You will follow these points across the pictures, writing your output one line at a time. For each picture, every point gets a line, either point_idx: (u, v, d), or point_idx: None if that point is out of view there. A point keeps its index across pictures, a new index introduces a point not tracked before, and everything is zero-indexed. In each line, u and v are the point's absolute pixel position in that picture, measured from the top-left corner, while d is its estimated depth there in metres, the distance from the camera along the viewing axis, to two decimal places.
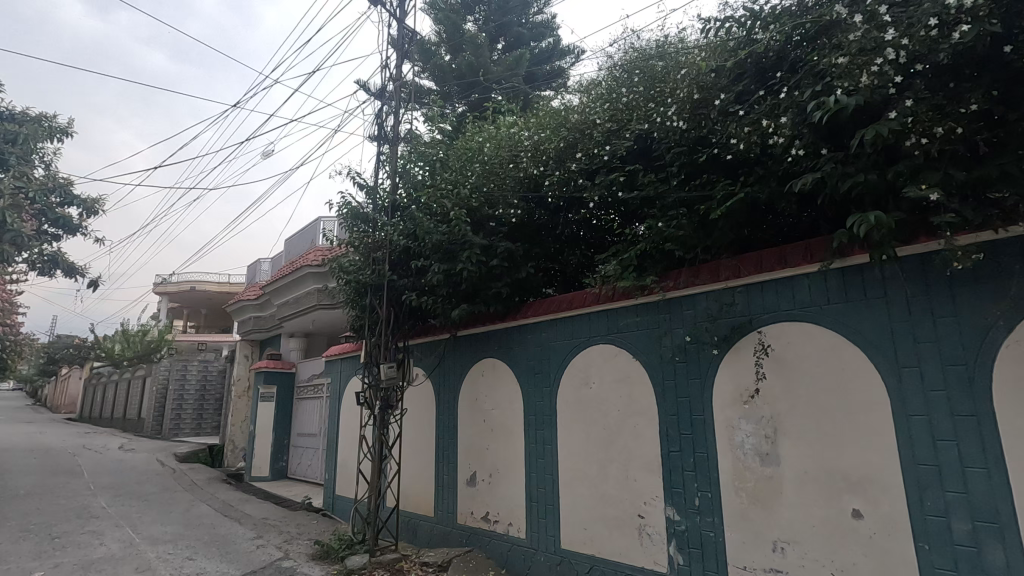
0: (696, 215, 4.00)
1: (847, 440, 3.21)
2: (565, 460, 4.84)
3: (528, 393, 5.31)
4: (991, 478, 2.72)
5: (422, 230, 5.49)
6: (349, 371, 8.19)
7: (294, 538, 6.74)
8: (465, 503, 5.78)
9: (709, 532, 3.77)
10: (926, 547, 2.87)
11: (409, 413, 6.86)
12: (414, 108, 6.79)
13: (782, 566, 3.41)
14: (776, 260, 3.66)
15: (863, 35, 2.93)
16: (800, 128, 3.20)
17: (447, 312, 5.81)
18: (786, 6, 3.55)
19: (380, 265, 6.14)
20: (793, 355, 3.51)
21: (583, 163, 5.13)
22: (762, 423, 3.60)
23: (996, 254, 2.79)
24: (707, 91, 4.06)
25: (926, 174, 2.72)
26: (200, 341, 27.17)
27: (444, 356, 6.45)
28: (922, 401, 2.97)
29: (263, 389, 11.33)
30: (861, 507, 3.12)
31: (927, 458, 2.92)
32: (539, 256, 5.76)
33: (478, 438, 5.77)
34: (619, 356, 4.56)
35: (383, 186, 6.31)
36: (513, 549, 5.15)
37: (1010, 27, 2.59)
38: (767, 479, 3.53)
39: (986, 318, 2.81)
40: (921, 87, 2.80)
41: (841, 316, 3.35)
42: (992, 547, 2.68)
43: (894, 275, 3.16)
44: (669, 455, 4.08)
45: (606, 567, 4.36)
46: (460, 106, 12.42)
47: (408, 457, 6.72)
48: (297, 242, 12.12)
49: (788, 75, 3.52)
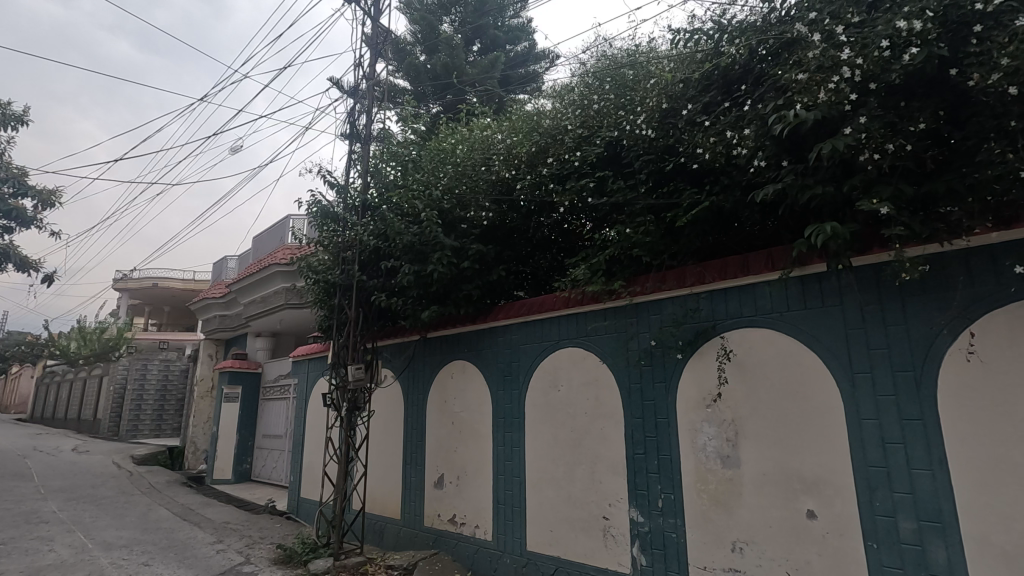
0: (664, 222, 4.11)
1: (804, 443, 3.31)
2: (533, 462, 4.88)
3: (497, 395, 5.33)
4: (935, 478, 2.85)
5: (394, 230, 5.49)
6: (317, 373, 8.07)
7: (256, 542, 6.61)
8: (432, 505, 5.76)
9: (672, 533, 3.85)
10: (874, 546, 2.99)
11: (378, 415, 6.79)
12: (387, 107, 6.74)
13: (741, 565, 3.49)
14: (739, 267, 3.76)
15: (821, 54, 3.02)
16: (763, 140, 3.30)
17: (416, 313, 5.79)
18: (751, 21, 3.66)
19: (350, 266, 6.08)
20: (754, 360, 3.61)
21: (554, 168, 5.18)
22: (723, 426, 3.69)
23: (943, 266, 2.94)
24: (675, 101, 4.16)
25: (879, 188, 2.83)
26: (162, 339, 26.40)
27: (413, 357, 6.41)
28: (873, 405, 3.10)
29: (227, 390, 11.08)
30: (815, 507, 3.23)
31: (877, 460, 3.04)
32: (510, 258, 5.82)
33: (446, 440, 5.76)
34: (587, 359, 4.62)
35: (354, 186, 6.26)
36: (479, 551, 5.16)
37: (956, 52, 2.74)
38: (727, 481, 3.62)
39: (933, 326, 2.95)
40: (874, 105, 2.88)
41: (800, 322, 3.46)
42: (935, 546, 2.81)
43: (849, 283, 3.28)
44: (634, 458, 4.15)
45: (571, 568, 4.39)
46: (435, 106, 12.39)
47: (376, 460, 6.67)
48: (266, 239, 11.89)
49: (752, 88, 3.63)
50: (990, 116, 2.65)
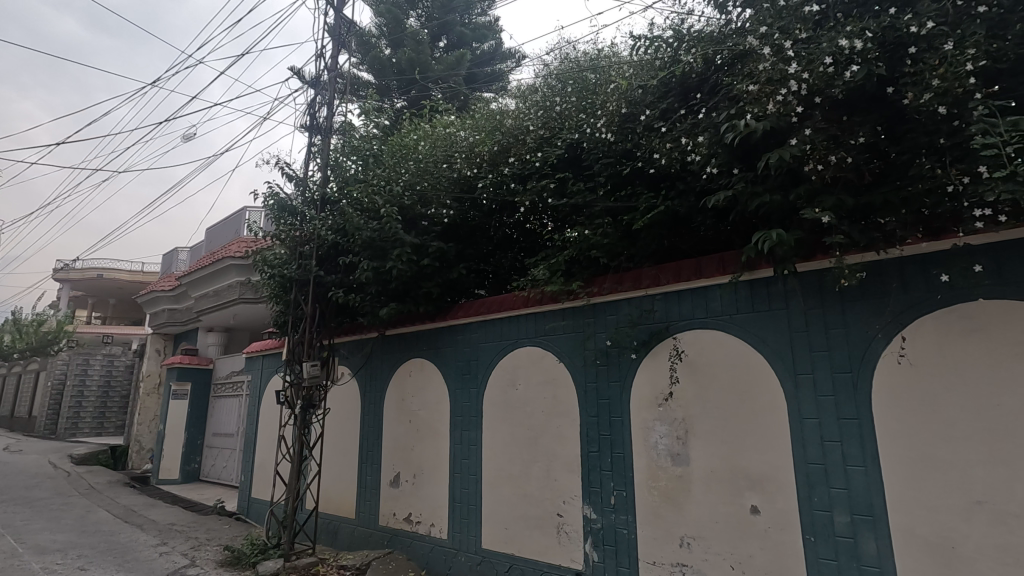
0: (621, 225, 4.19)
1: (749, 441, 3.44)
2: (489, 460, 4.90)
3: (455, 394, 5.32)
4: (868, 474, 3.00)
5: (353, 226, 5.38)
6: (271, 370, 7.86)
7: (203, 544, 6.40)
8: (388, 504, 5.71)
9: (624, 529, 3.93)
10: (812, 539, 3.13)
11: (334, 413, 6.68)
12: (349, 100, 6.62)
13: (688, 560, 3.59)
14: (692, 270, 3.87)
15: (770, 66, 3.12)
16: (716, 148, 3.40)
17: (375, 310, 5.72)
18: (707, 32, 3.77)
19: (307, 260, 5.96)
20: (705, 361, 3.73)
21: (516, 168, 5.21)
22: (675, 424, 3.78)
23: (879, 274, 3.10)
24: (634, 106, 4.24)
25: (822, 198, 2.96)
26: (106, 333, 25.18)
27: (371, 355, 6.33)
28: (814, 405, 3.24)
29: (176, 387, 10.67)
30: (759, 503, 3.35)
31: (816, 457, 3.18)
32: (470, 257, 5.80)
33: (403, 438, 5.71)
34: (545, 358, 4.67)
35: (313, 179, 6.13)
36: (434, 549, 5.14)
37: (894, 71, 2.89)
38: (677, 478, 3.72)
39: (869, 330, 3.11)
40: (819, 118, 3.00)
41: (748, 324, 3.58)
42: (867, 538, 2.96)
43: (795, 288, 3.42)
44: (588, 456, 4.22)
45: (526, 566, 4.43)
46: (399, 102, 12.25)
47: (331, 459, 6.56)
48: (220, 231, 11.50)
49: (707, 97, 3.74)
50: (923, 133, 2.82)
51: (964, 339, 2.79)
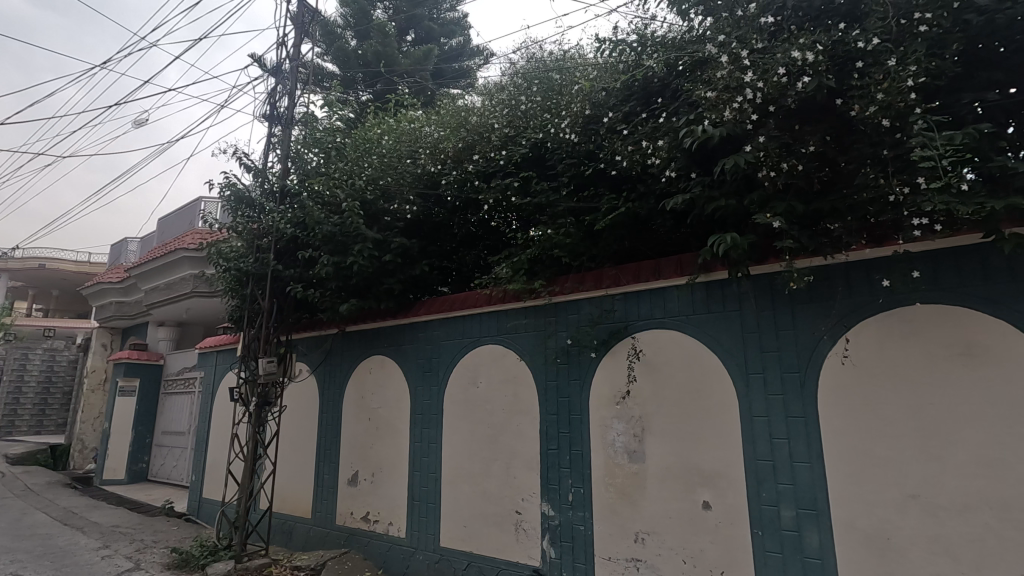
0: (584, 225, 4.24)
1: (702, 438, 3.54)
2: (449, 458, 4.88)
3: (416, 391, 5.27)
4: (813, 470, 3.13)
5: (313, 219, 5.31)
6: (225, 366, 7.62)
7: (149, 546, 6.15)
8: (345, 503, 5.62)
9: (580, 525, 3.99)
10: (759, 533, 3.24)
11: (290, 411, 6.53)
12: (312, 91, 6.47)
13: (642, 555, 3.67)
14: (651, 271, 3.94)
15: (728, 74, 3.21)
16: (675, 152, 3.48)
17: (335, 306, 5.62)
18: (670, 38, 3.85)
19: (265, 254, 5.78)
20: (662, 359, 3.81)
21: (480, 166, 5.21)
22: (632, 422, 3.85)
23: (827, 278, 3.22)
24: (597, 108, 4.30)
25: (774, 203, 3.06)
26: (48, 326, 23.91)
27: (330, 351, 6.22)
28: (764, 403, 3.35)
29: (123, 383, 10.22)
30: (710, 499, 3.45)
31: (765, 454, 3.29)
32: (434, 253, 5.78)
33: (362, 436, 5.63)
34: (506, 356, 4.68)
35: (272, 170, 5.97)
36: (392, 548, 5.09)
37: (842, 83, 3.02)
38: (633, 474, 3.79)
39: (816, 332, 3.23)
40: (773, 126, 3.10)
41: (703, 325, 3.68)
42: (810, 531, 3.08)
43: (747, 291, 3.53)
44: (547, 453, 4.25)
45: (484, 563, 4.44)
46: (364, 95, 12.05)
47: (287, 458, 6.41)
48: (173, 222, 11.07)
49: (667, 102, 3.83)
50: (868, 144, 2.94)
51: (904, 341, 2.94)
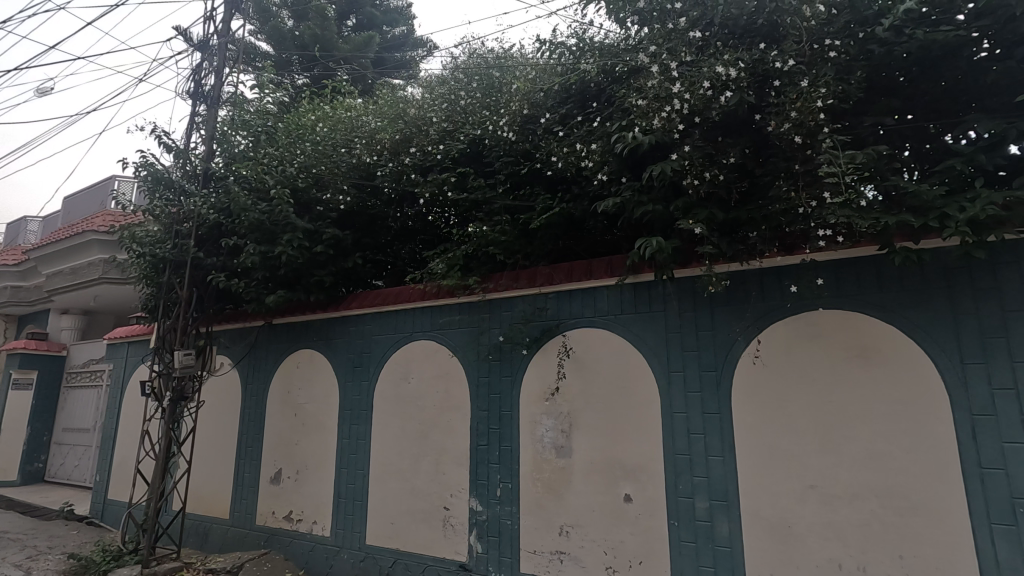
0: (519, 224, 4.31)
1: (626, 433, 3.67)
2: (377, 455, 4.80)
3: (345, 386, 5.15)
4: (725, 464, 3.31)
5: (238, 206, 4.98)
6: (137, 358, 7.12)
7: (43, 553, 5.66)
8: (266, 502, 5.40)
9: (507, 520, 4.03)
10: (675, 524, 3.40)
11: (209, 407, 6.20)
12: (242, 70, 6.12)
13: (566, 547, 3.76)
14: (583, 271, 4.03)
15: (658, 84, 3.33)
16: (607, 156, 3.59)
17: (261, 297, 5.38)
18: (607, 44, 3.94)
19: (185, 240, 5.41)
20: (590, 357, 3.92)
21: (417, 159, 5.13)
22: (561, 418, 3.93)
23: (743, 283, 3.42)
24: (536, 108, 4.35)
25: (697, 210, 3.22)
26: None
27: (255, 344, 5.95)
28: (684, 400, 3.51)
29: (17, 376, 9.34)
30: (631, 492, 3.58)
31: (682, 449, 3.46)
32: (368, 246, 5.66)
33: (287, 432, 5.43)
34: (438, 352, 4.66)
35: (195, 152, 5.61)
36: (316, 548, 4.95)
37: (761, 100, 3.20)
38: (560, 469, 3.87)
39: (732, 333, 3.42)
40: (698, 137, 3.26)
41: (631, 324, 3.81)
42: (721, 521, 3.27)
43: (672, 293, 3.69)
44: (477, 449, 4.27)
45: (410, 560, 4.40)
46: (300, 78, 11.57)
47: (203, 455, 6.09)
48: (81, 202, 10.20)
49: (602, 107, 3.94)
50: (782, 159, 3.15)
51: (809, 342, 3.17)
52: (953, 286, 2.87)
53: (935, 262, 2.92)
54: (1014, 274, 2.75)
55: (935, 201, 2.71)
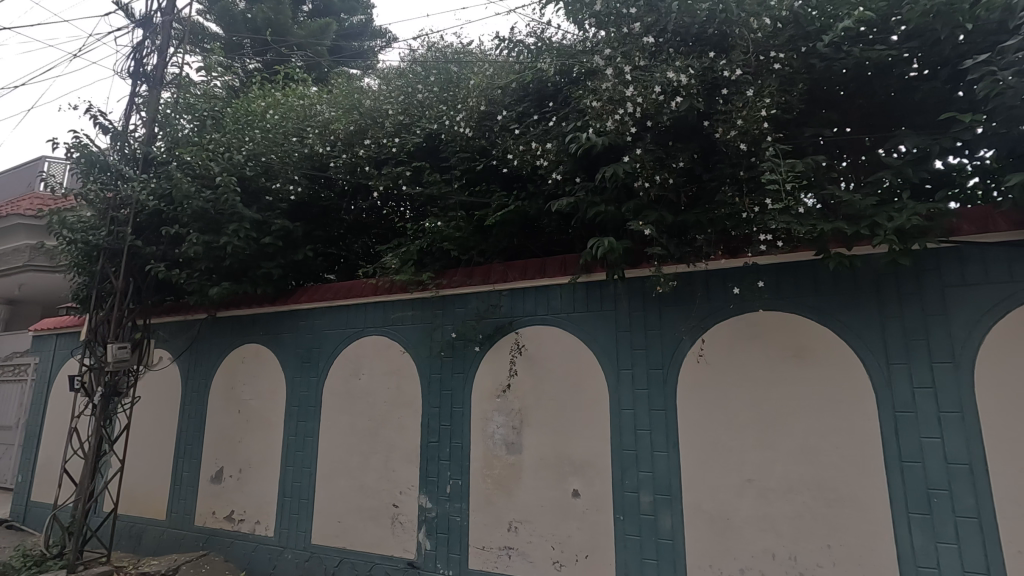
0: (474, 220, 4.31)
1: (575, 430, 3.72)
2: (325, 452, 4.70)
3: (293, 382, 5.01)
4: (669, 459, 3.41)
5: (180, 193, 4.74)
6: (67, 352, 6.71)
7: None
8: (206, 502, 5.20)
9: (457, 517, 4.03)
10: (621, 518, 3.48)
11: (146, 403, 5.91)
12: (187, 50, 5.83)
13: (514, 543, 3.79)
14: (536, 269, 4.06)
15: (612, 87, 3.39)
16: (562, 156, 3.64)
17: (204, 289, 5.16)
18: (565, 45, 3.96)
19: (122, 227, 5.12)
20: (542, 354, 3.95)
21: (372, 151, 5.03)
22: (512, 415, 3.96)
23: (690, 284, 3.53)
24: (494, 105, 4.35)
25: (647, 212, 3.29)
26: None
27: (197, 338, 5.71)
28: (631, 397, 3.59)
29: None
30: (580, 487, 3.64)
31: (629, 444, 3.54)
32: (319, 239, 5.52)
33: (230, 429, 5.24)
34: (390, 348, 4.59)
35: (135, 135, 5.32)
36: (258, 548, 4.80)
37: (710, 107, 3.31)
38: (510, 466, 3.90)
39: (678, 333, 3.53)
40: (649, 141, 3.34)
41: (582, 322, 3.86)
42: (664, 514, 3.36)
43: (623, 292, 3.77)
44: (427, 446, 4.25)
45: (357, 559, 4.34)
46: (252, 62, 11.14)
47: (139, 454, 5.80)
48: (6, 182, 9.51)
49: (558, 106, 3.98)
50: (728, 165, 3.27)
51: (750, 342, 3.31)
52: (881, 291, 3.05)
53: (865, 268, 3.10)
54: (935, 281, 2.94)
55: (866, 211, 2.86)
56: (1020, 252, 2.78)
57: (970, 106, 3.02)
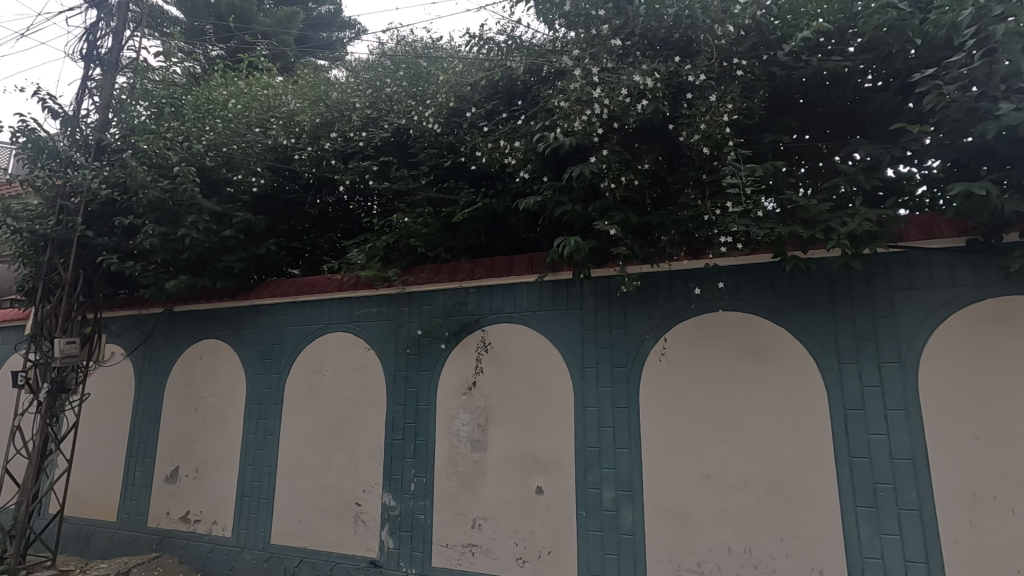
0: (441, 217, 4.29)
1: (540, 427, 3.75)
2: (285, 450, 4.60)
3: (253, 379, 4.89)
4: (631, 455, 3.47)
5: (135, 182, 4.56)
6: (11, 346, 6.39)
7: None
8: (159, 502, 5.03)
9: (420, 515, 4.01)
10: (583, 514, 3.52)
11: (96, 401, 5.68)
12: (145, 34, 5.62)
13: (477, 540, 3.79)
14: (504, 267, 4.07)
15: (579, 88, 3.42)
16: (530, 155, 3.66)
17: (160, 283, 4.98)
18: (534, 44, 3.98)
19: (72, 217, 4.90)
20: (508, 352, 3.97)
21: (338, 144, 4.95)
22: (477, 412, 3.96)
23: (654, 284, 3.59)
24: (462, 102, 4.33)
25: (613, 213, 3.34)
26: None
27: (152, 333, 5.51)
28: (595, 395, 3.64)
29: None
30: (543, 484, 3.67)
31: (593, 441, 3.58)
32: (283, 232, 5.40)
33: (186, 427, 5.08)
34: (355, 344, 4.53)
35: (88, 120, 5.09)
36: (214, 549, 4.68)
37: (674, 111, 3.37)
38: (474, 463, 3.90)
39: (642, 332, 3.59)
40: (616, 142, 3.39)
41: (548, 320, 3.89)
42: (625, 510, 3.42)
43: (589, 292, 3.81)
44: (392, 444, 4.21)
45: (317, 559, 4.27)
46: (215, 50, 10.79)
47: (88, 453, 5.57)
48: None
49: (527, 105, 4.00)
50: (692, 168, 3.35)
51: (711, 341, 3.39)
52: (834, 293, 3.17)
53: (820, 271, 3.21)
54: (884, 284, 3.08)
55: (821, 215, 2.97)
56: (962, 258, 2.93)
57: (918, 118, 3.17)
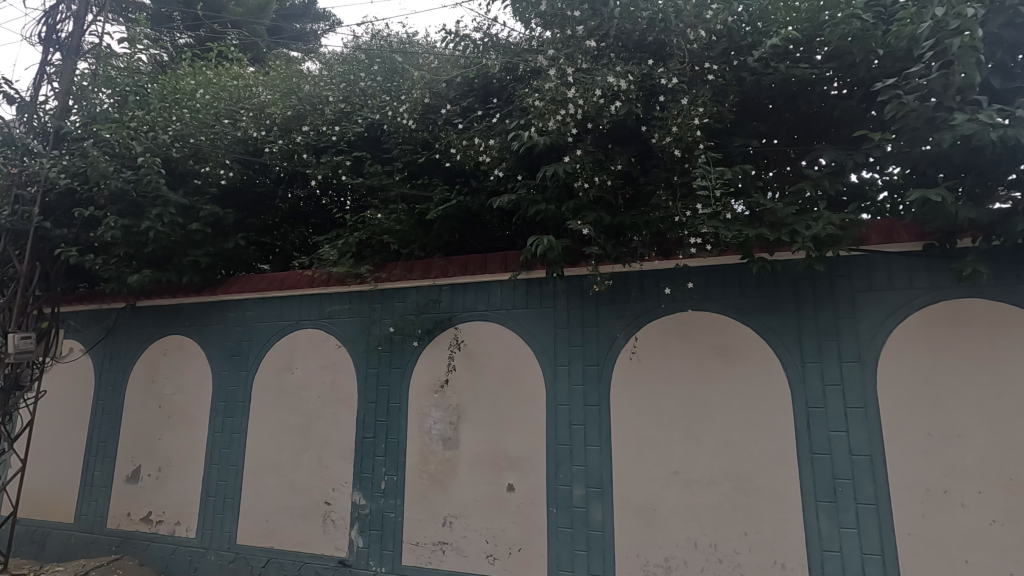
0: (415, 213, 4.26)
1: (512, 424, 3.76)
2: (253, 449, 4.52)
3: (220, 377, 4.78)
4: (601, 453, 3.51)
5: (95, 172, 4.41)
6: None
7: None
8: (120, 503, 4.88)
9: (391, 513, 3.98)
10: (554, 511, 3.55)
11: (53, 398, 5.48)
12: (109, 19, 5.43)
13: (448, 538, 3.79)
14: (477, 265, 4.07)
15: (554, 87, 3.44)
16: (505, 153, 3.68)
17: (122, 277, 4.83)
18: (510, 43, 3.98)
19: (29, 207, 4.70)
20: (481, 350, 3.97)
21: (310, 138, 4.88)
22: (449, 410, 3.95)
23: (626, 284, 3.64)
24: (437, 99, 4.32)
25: (586, 212, 3.37)
26: None
27: (114, 328, 5.34)
28: (567, 393, 3.67)
29: None
30: (515, 482, 3.68)
31: (564, 439, 3.61)
32: (252, 227, 5.29)
33: (149, 426, 4.94)
34: (326, 341, 4.47)
35: (46, 107, 4.90)
36: (178, 550, 4.56)
37: (647, 113, 3.42)
38: (446, 461, 3.89)
39: (613, 331, 3.63)
40: (590, 142, 3.42)
41: (521, 319, 3.90)
42: (595, 507, 3.46)
43: (562, 290, 3.83)
44: (363, 442, 4.17)
45: (285, 559, 4.20)
46: (182, 38, 10.49)
47: (45, 452, 5.37)
48: None
49: (502, 104, 4.01)
50: (664, 170, 3.40)
51: (680, 341, 3.45)
52: (799, 294, 3.26)
53: (785, 273, 3.30)
54: (845, 286, 3.18)
55: (787, 218, 3.05)
56: (919, 262, 3.05)
57: (879, 125, 3.28)
